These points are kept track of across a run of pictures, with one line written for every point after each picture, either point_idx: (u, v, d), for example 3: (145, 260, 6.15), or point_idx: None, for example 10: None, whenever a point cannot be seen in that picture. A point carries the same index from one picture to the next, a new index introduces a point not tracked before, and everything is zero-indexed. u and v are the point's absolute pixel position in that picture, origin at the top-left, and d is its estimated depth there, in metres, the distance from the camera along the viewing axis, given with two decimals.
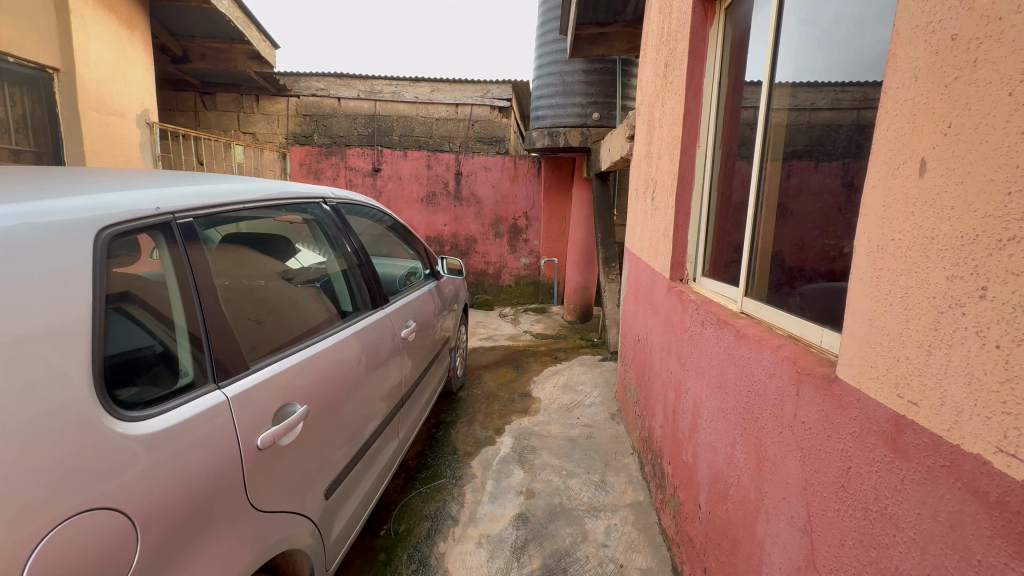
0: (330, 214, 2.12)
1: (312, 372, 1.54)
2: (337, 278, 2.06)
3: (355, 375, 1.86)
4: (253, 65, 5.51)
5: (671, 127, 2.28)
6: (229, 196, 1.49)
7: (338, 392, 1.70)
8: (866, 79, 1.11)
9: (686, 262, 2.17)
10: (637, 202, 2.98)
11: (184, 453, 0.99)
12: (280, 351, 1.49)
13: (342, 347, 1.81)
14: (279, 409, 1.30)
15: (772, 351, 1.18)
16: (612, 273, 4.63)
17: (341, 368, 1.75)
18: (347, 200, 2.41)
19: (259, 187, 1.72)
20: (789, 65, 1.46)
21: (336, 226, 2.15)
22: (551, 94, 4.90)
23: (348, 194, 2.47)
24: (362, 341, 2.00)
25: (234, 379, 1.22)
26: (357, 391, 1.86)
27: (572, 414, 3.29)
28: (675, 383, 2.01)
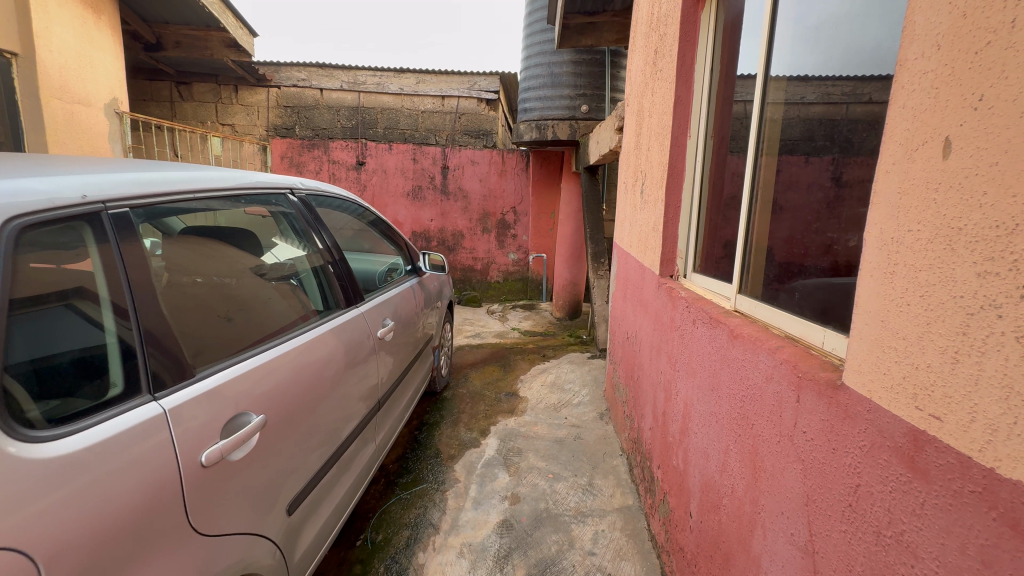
0: (300, 207, 1.99)
1: (277, 376, 1.43)
2: (308, 276, 1.95)
3: (329, 377, 1.75)
4: (230, 53, 5.30)
5: (661, 116, 2.18)
6: (176, 186, 1.35)
7: (309, 396, 1.59)
8: (873, 71, 1.03)
9: (677, 257, 2.08)
10: (625, 195, 2.88)
11: (108, 476, 0.88)
12: (242, 353, 1.38)
13: (312, 348, 1.69)
14: (230, 421, 1.18)
15: (768, 353, 1.10)
16: (601, 269, 4.55)
17: (313, 370, 1.64)
18: (322, 194, 2.27)
19: (214, 176, 1.59)
20: (783, 62, 1.35)
21: (308, 220, 2.02)
22: (538, 86, 4.78)
23: (323, 186, 2.33)
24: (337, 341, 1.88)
25: (177, 389, 1.10)
26: (331, 395, 1.75)
27: (559, 413, 3.21)
28: (665, 383, 1.93)
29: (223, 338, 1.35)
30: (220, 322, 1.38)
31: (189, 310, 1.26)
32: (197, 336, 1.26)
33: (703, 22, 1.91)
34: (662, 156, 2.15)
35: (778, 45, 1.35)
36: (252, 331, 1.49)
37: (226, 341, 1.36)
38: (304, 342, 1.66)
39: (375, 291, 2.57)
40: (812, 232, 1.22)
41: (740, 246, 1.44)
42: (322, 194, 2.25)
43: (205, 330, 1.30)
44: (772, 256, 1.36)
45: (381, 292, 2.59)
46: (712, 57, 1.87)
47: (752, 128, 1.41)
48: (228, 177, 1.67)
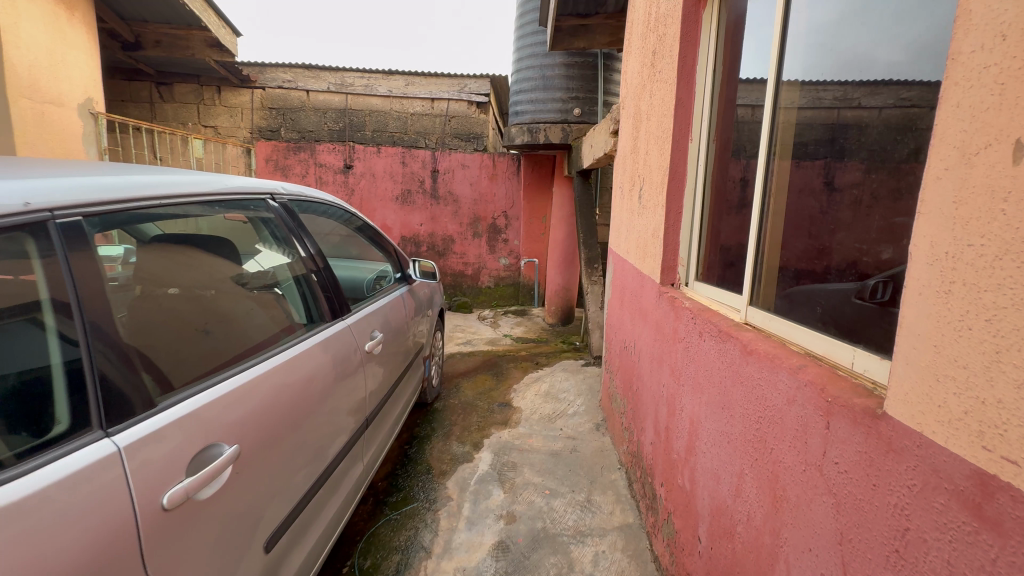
0: (283, 213, 1.88)
1: (253, 400, 1.32)
2: (290, 285, 1.83)
3: (312, 397, 1.64)
4: (213, 53, 5.15)
5: (660, 119, 2.10)
6: (138, 191, 1.22)
7: (289, 418, 1.49)
8: (900, 78, 0.99)
9: (678, 265, 2.01)
10: (622, 200, 2.81)
11: (43, 534, 0.77)
12: (213, 376, 1.27)
13: (294, 366, 1.58)
14: (196, 456, 1.08)
15: (789, 374, 1.02)
16: (595, 274, 4.47)
17: (293, 391, 1.53)
18: (307, 199, 2.15)
19: (186, 179, 1.46)
20: (796, 68, 1.29)
21: (291, 227, 1.90)
22: (529, 88, 4.71)
23: (308, 190, 2.20)
24: (322, 357, 1.77)
25: (134, 423, 0.99)
26: (315, 416, 1.65)
27: (555, 424, 3.11)
28: (668, 397, 1.85)
29: (190, 355, 1.26)
30: (189, 337, 1.29)
31: (157, 325, 1.20)
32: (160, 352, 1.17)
33: (704, 22, 1.84)
34: (662, 160, 2.08)
35: (790, 50, 1.30)
36: (225, 349, 1.39)
37: (192, 360, 1.26)
38: (285, 360, 1.54)
39: (363, 300, 2.45)
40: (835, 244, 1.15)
41: (750, 256, 1.37)
42: (307, 199, 2.13)
43: (168, 348, 1.21)
44: (786, 267, 1.29)
45: (370, 302, 2.47)
46: (714, 58, 1.80)
47: (765, 129, 1.33)
48: (205, 180, 1.55)
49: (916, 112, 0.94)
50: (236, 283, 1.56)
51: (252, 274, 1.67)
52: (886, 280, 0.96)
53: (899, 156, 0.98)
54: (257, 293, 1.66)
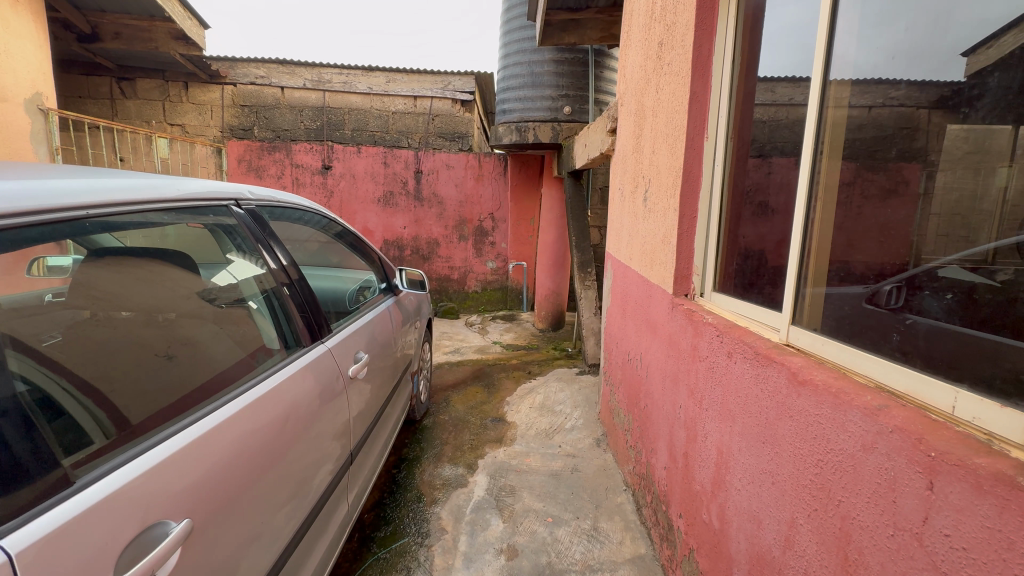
0: (252, 221, 1.63)
1: (210, 456, 1.10)
2: (260, 301, 1.60)
3: (290, 435, 1.42)
4: (178, 47, 4.83)
5: (670, 115, 1.94)
6: (50, 199, 0.95)
7: (259, 467, 1.27)
8: (889, 78, 1.04)
9: (692, 274, 1.84)
10: (622, 202, 2.65)
11: None
12: (154, 433, 1.05)
13: (266, 403, 1.35)
14: (129, 546, 0.86)
15: (865, 414, 0.85)
16: (588, 279, 4.30)
17: (263, 434, 1.30)
18: (279, 204, 1.89)
19: (125, 183, 1.19)
20: (847, 68, 1.11)
21: (260, 236, 1.65)
22: (517, 86, 4.53)
23: (278, 193, 1.94)
24: (302, 386, 1.54)
25: (37, 515, 0.78)
26: (293, 457, 1.43)
27: (552, 441, 2.93)
28: (686, 420, 1.68)
29: (144, 390, 1.10)
30: (145, 367, 1.13)
31: (103, 357, 1.06)
32: (113, 382, 1.05)
33: (722, 9, 1.67)
34: (672, 159, 1.91)
35: (840, 39, 1.11)
36: (184, 379, 1.21)
37: (146, 393, 1.10)
38: (254, 399, 1.32)
39: (346, 316, 2.22)
40: (865, 255, 1.09)
41: (791, 268, 1.21)
42: (278, 205, 1.88)
43: (118, 380, 1.06)
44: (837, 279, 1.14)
45: (354, 317, 2.24)
46: (730, 48, 1.64)
47: (809, 129, 1.16)
48: (156, 183, 1.30)
49: (902, 110, 1.03)
50: (203, 299, 1.38)
51: (221, 288, 1.47)
52: (901, 284, 1.02)
53: (890, 156, 1.07)
54: (227, 309, 1.45)
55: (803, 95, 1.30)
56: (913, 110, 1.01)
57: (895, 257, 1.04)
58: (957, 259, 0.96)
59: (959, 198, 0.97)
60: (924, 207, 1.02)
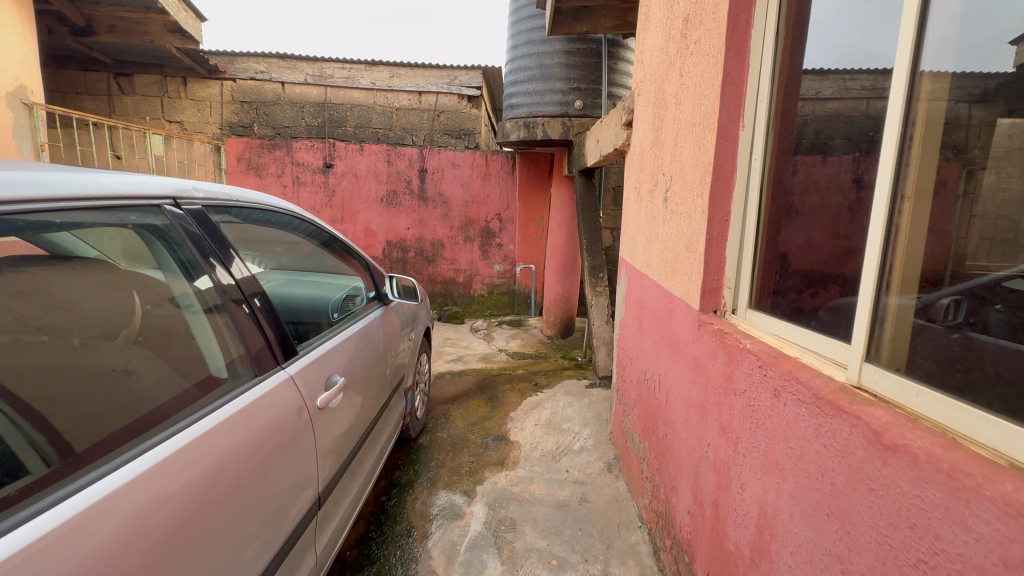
0: (196, 223, 1.24)
1: (130, 518, 0.84)
2: (205, 327, 1.21)
3: (260, 469, 1.17)
4: (174, 40, 4.64)
5: (695, 104, 1.68)
6: None
7: (215, 517, 1.02)
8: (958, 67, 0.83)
9: (723, 287, 1.57)
10: (639, 203, 2.38)
11: None
12: (49, 491, 0.79)
13: (224, 435, 1.08)
14: None
15: (1007, 515, 0.59)
16: (599, 284, 4.02)
17: (219, 474, 1.04)
18: (245, 205, 1.56)
19: (9, 175, 0.87)
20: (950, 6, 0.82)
21: (209, 244, 1.26)
22: (526, 79, 4.28)
23: (248, 191, 1.64)
24: (275, 410, 1.27)
25: None
26: (262, 497, 1.18)
27: (559, 464, 2.68)
28: (715, 461, 1.41)
29: (100, 408, 0.93)
30: (97, 385, 0.95)
31: (49, 372, 0.89)
32: (57, 403, 0.87)
33: None
34: (699, 154, 1.64)
35: None
36: (147, 398, 1.02)
37: (92, 414, 0.92)
38: (206, 432, 1.05)
39: (326, 328, 1.99)
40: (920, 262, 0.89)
41: (865, 288, 0.93)
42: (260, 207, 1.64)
43: (68, 401, 0.89)
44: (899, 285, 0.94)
45: (338, 328, 2.01)
46: (773, 21, 1.38)
47: (890, 123, 0.89)
48: (68, 177, 0.97)
49: (945, 106, 0.85)
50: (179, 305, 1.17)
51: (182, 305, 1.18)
52: (961, 298, 0.85)
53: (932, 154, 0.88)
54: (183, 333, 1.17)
55: (831, 88, 1.21)
56: (956, 106, 0.84)
57: (936, 261, 0.87)
58: (1013, 273, 0.81)
59: (1009, 198, 0.81)
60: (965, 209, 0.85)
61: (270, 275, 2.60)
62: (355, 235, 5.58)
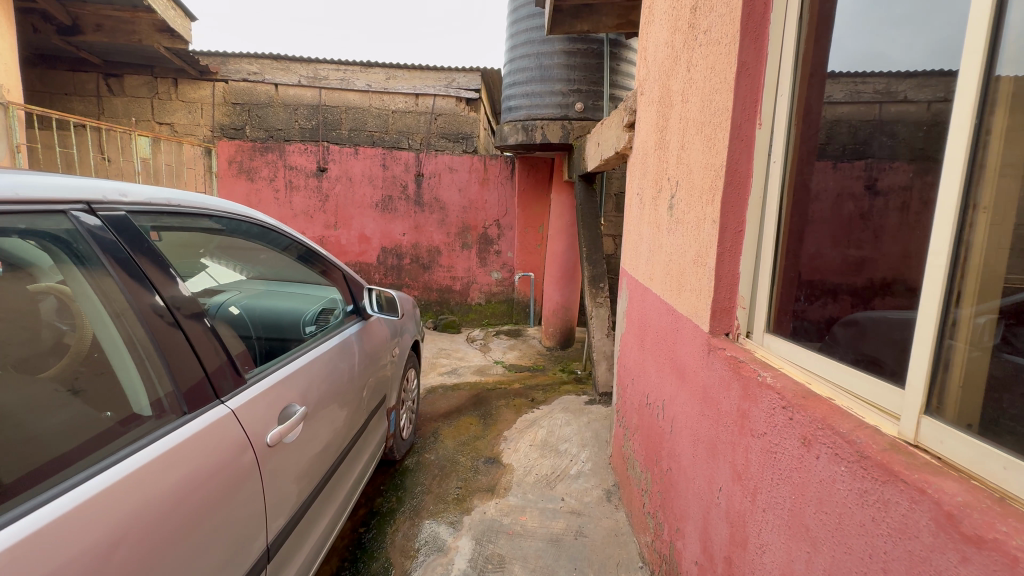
0: (112, 231, 1.02)
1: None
2: (126, 356, 0.99)
3: (213, 505, 1.04)
4: (163, 40, 4.50)
5: (705, 102, 1.49)
6: None
7: (158, 563, 0.88)
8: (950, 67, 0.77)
9: (737, 307, 1.38)
10: (641, 210, 2.20)
11: None
12: None
13: (172, 467, 0.95)
14: None
15: None
16: (600, 295, 3.82)
17: (148, 523, 0.87)
18: (194, 211, 1.33)
19: None
20: None
21: (129, 255, 1.03)
22: (524, 81, 4.11)
23: (199, 196, 1.41)
24: (233, 438, 1.12)
25: None
26: (209, 540, 1.02)
27: (554, 491, 2.48)
28: (729, 510, 1.22)
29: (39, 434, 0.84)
30: (38, 407, 0.87)
31: None
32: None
33: None
34: (708, 157, 1.46)
35: None
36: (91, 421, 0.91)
37: (29, 439, 0.82)
38: (149, 465, 0.91)
39: (297, 345, 1.80)
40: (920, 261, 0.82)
41: (929, 303, 0.74)
42: (219, 213, 1.45)
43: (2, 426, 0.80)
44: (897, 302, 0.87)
45: (311, 345, 1.82)
46: (795, 4, 1.19)
47: (962, 109, 0.70)
48: None
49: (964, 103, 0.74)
50: (107, 330, 0.98)
51: (101, 330, 0.97)
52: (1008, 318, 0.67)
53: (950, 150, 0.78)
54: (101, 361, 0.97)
55: (842, 93, 1.10)
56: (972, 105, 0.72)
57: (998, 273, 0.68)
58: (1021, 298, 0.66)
59: None
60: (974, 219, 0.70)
61: (250, 285, 2.43)
62: (349, 241, 5.43)
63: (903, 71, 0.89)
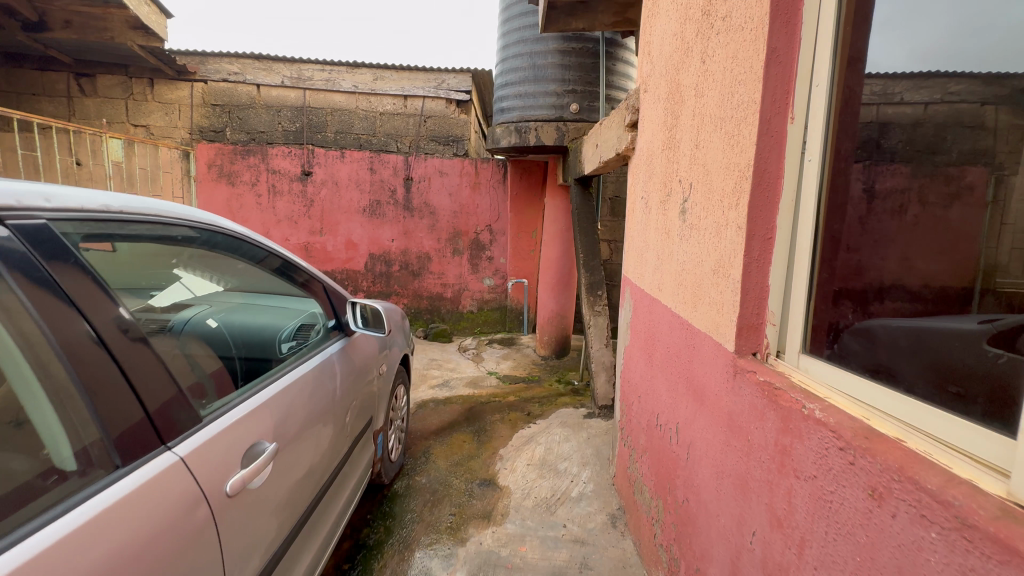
0: (22, 242, 0.82)
1: None
2: (40, 395, 0.81)
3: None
4: (137, 38, 4.28)
5: (723, 96, 1.35)
6: None
7: None
8: (947, 69, 0.87)
9: (767, 323, 1.23)
10: (647, 214, 2.05)
11: None
12: None
13: (99, 541, 0.75)
14: None
15: None
16: (598, 303, 3.66)
17: None
18: (143, 219, 1.11)
19: None
20: None
21: (45, 272, 0.84)
22: (517, 81, 3.96)
23: (151, 202, 1.19)
24: (182, 492, 0.92)
25: None
26: None
27: (555, 517, 2.30)
28: (768, 560, 1.05)
29: None
30: None
31: None
32: None
33: None
34: (728, 157, 1.31)
35: None
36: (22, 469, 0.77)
37: None
38: (65, 541, 0.72)
39: (274, 367, 1.62)
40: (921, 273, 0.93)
41: None
42: (178, 222, 1.23)
43: None
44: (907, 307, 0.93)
45: (289, 366, 1.64)
46: None
47: None
48: None
49: (964, 107, 0.86)
50: (17, 366, 0.79)
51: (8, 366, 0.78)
52: None
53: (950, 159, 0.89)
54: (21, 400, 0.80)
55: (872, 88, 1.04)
56: (979, 107, 0.84)
57: None
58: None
59: None
60: (994, 217, 0.83)
61: (227, 297, 2.24)
62: (335, 247, 5.22)
63: (899, 71, 0.97)
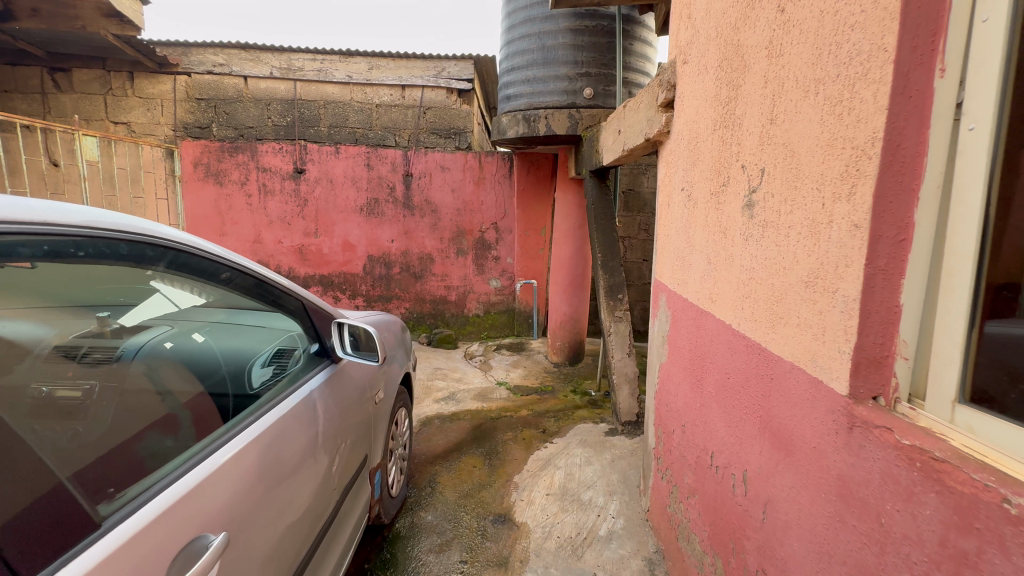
0: None
1: None
2: None
3: None
4: (111, 26, 3.95)
5: (823, 49, 1.00)
6: None
7: None
8: None
9: (895, 357, 0.88)
10: (691, 211, 1.72)
11: None
12: None
13: None
14: None
15: None
16: (618, 308, 3.32)
17: None
18: (12, 230, 0.77)
19: None
20: None
21: None
22: (525, 64, 3.61)
23: (35, 202, 0.85)
24: None
25: None
26: None
27: (583, 563, 1.98)
28: None
29: None
30: None
31: None
32: None
33: None
34: (834, 130, 0.97)
35: None
36: None
37: None
38: None
39: (264, 396, 1.39)
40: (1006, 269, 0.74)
41: None
42: (95, 232, 0.91)
43: None
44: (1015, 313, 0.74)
45: (281, 395, 1.40)
46: None
47: None
48: None
49: None
50: None
51: None
52: None
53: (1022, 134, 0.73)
54: None
55: None
56: None
57: None
58: None
59: None
60: None
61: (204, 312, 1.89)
62: (331, 250, 4.91)
63: None
